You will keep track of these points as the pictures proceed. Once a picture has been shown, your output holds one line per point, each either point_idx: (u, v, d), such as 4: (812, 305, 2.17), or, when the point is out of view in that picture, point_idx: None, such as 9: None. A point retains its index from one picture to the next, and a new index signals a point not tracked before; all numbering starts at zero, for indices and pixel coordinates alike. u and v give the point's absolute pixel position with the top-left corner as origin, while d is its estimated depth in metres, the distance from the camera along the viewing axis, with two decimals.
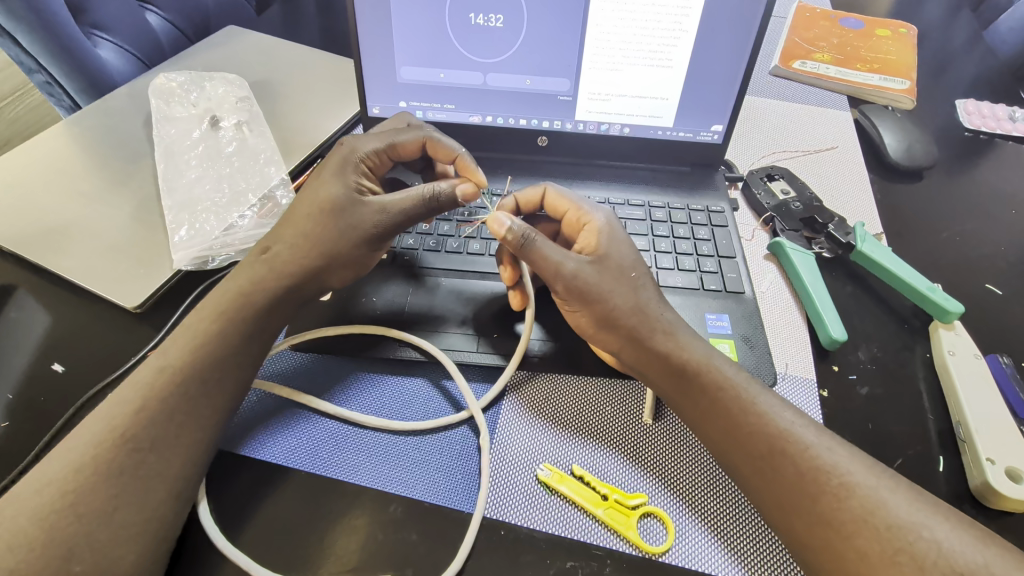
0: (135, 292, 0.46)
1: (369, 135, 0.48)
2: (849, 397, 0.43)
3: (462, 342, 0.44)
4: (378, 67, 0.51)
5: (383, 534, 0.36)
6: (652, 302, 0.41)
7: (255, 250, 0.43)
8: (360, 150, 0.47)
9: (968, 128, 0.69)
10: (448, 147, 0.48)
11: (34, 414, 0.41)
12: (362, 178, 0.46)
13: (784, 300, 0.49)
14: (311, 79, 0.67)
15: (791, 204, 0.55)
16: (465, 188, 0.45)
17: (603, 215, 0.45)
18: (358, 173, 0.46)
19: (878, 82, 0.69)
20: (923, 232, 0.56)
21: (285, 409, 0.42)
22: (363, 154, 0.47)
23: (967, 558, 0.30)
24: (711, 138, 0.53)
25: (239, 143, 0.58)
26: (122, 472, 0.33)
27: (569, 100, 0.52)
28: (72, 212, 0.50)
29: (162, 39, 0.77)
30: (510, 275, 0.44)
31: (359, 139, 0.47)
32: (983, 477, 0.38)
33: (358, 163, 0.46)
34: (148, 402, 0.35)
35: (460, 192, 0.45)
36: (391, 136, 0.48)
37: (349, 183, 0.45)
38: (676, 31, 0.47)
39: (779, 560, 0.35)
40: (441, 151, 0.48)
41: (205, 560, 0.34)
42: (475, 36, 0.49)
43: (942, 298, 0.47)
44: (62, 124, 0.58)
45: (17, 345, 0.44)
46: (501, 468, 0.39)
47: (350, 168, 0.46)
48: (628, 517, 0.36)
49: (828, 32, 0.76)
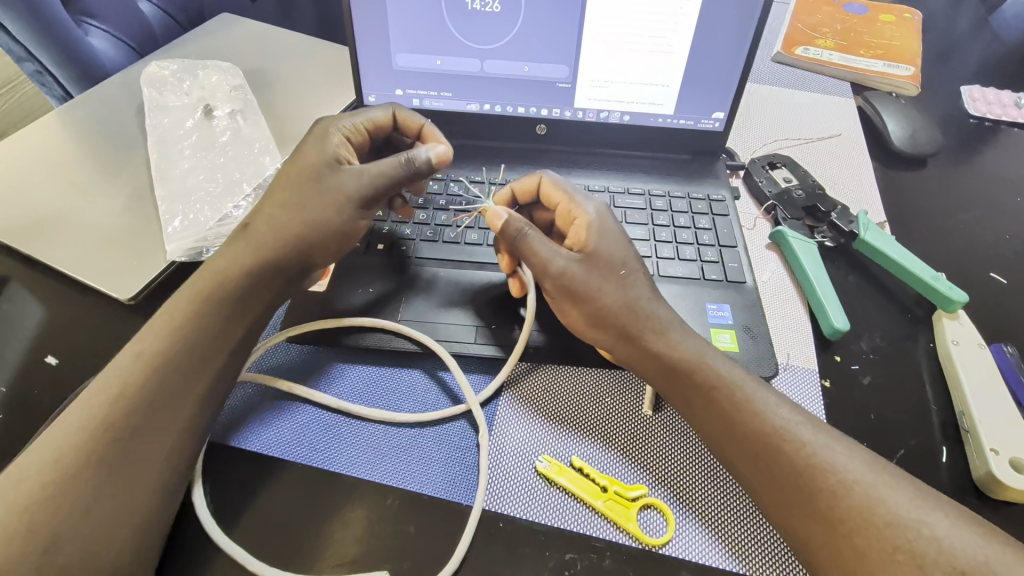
0: (128, 284, 0.45)
1: (342, 112, 0.47)
2: (851, 387, 0.43)
3: (459, 333, 0.44)
4: (373, 54, 0.50)
5: (381, 526, 0.36)
6: (645, 297, 0.41)
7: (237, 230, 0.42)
8: (338, 124, 0.46)
9: (973, 114, 0.68)
10: (415, 117, 0.49)
11: (27, 407, 0.40)
12: (342, 149, 0.45)
13: (786, 289, 0.49)
14: (307, 66, 0.66)
15: (793, 192, 0.54)
16: (439, 151, 0.45)
17: (594, 208, 0.44)
18: (339, 144, 0.45)
19: (882, 68, 0.68)
20: (927, 221, 0.55)
21: (280, 402, 0.41)
22: (342, 127, 0.46)
23: (967, 555, 0.30)
24: (711, 125, 0.53)
25: (233, 132, 0.57)
26: (102, 460, 0.32)
27: (568, 87, 0.51)
28: (64, 203, 0.49)
29: (155, 27, 0.76)
30: (508, 264, 0.44)
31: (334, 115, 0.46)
32: (987, 468, 0.38)
33: (336, 134, 0.45)
34: (139, 394, 0.34)
35: (435, 155, 0.45)
36: (364, 113, 0.47)
37: (335, 153, 0.44)
38: (676, 16, 0.46)
39: (778, 552, 0.35)
40: (411, 122, 0.49)
41: (200, 553, 0.34)
42: (473, 22, 0.48)
43: (946, 287, 0.46)
44: (55, 114, 0.57)
45: (11, 337, 0.44)
46: (500, 460, 0.38)
47: (331, 140, 0.44)
48: (628, 509, 0.36)
49: (832, 17, 0.74)
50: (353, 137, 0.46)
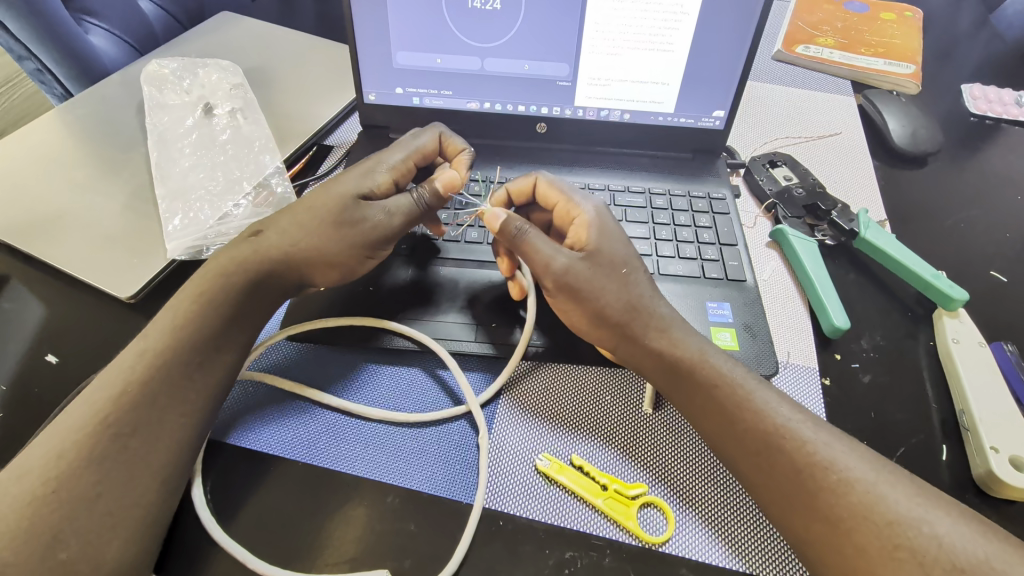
0: (127, 282, 0.45)
1: (392, 146, 0.47)
2: (852, 385, 0.43)
3: (459, 332, 0.44)
4: (374, 51, 0.50)
5: (381, 525, 0.36)
6: (646, 296, 0.41)
7: (245, 234, 0.42)
8: (387, 160, 0.45)
9: (973, 112, 0.68)
10: (456, 142, 0.49)
11: (28, 406, 0.40)
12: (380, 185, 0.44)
13: (786, 288, 0.49)
14: (308, 65, 0.66)
15: (793, 190, 0.54)
16: (443, 178, 0.44)
17: (592, 207, 0.44)
18: (383, 180, 0.44)
19: (883, 66, 0.68)
20: (927, 219, 0.55)
21: (280, 400, 0.41)
22: (389, 163, 0.45)
23: (967, 553, 0.30)
24: (711, 124, 0.53)
25: (233, 130, 0.57)
26: (104, 458, 0.32)
27: (568, 86, 0.51)
28: (65, 201, 0.49)
29: (155, 26, 0.75)
30: (507, 267, 0.44)
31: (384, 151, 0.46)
32: (987, 466, 0.38)
33: (382, 172, 0.45)
34: (141, 393, 0.34)
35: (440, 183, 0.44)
36: (415, 144, 0.47)
37: (370, 182, 0.44)
38: (677, 14, 0.46)
39: (778, 551, 0.35)
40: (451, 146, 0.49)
41: (200, 551, 0.34)
42: (473, 20, 0.48)
43: (946, 286, 0.46)
44: (55, 112, 0.57)
45: (12, 335, 0.44)
46: (500, 459, 0.38)
47: (373, 177, 0.44)
48: (628, 508, 0.36)
49: (832, 15, 0.74)
50: (401, 173, 0.46)
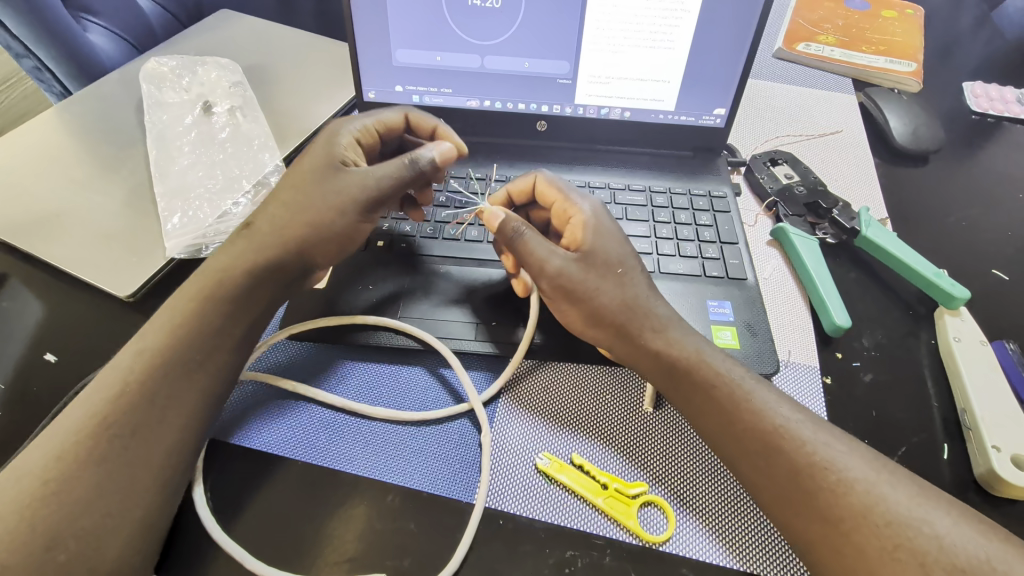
0: (127, 281, 0.45)
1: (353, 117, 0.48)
2: (853, 384, 0.43)
3: (460, 330, 0.44)
4: (373, 50, 0.50)
5: (382, 524, 0.35)
6: (642, 296, 0.40)
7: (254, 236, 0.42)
8: (347, 127, 0.46)
9: (975, 111, 0.67)
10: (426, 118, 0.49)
11: (26, 404, 0.40)
12: (351, 152, 0.45)
13: (787, 286, 0.48)
14: (306, 63, 0.65)
15: (795, 188, 0.54)
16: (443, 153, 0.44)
17: (589, 206, 0.44)
18: (347, 146, 0.45)
19: (883, 64, 0.68)
20: (929, 218, 0.55)
21: (280, 400, 0.41)
22: (351, 131, 0.46)
23: (968, 553, 0.30)
24: (712, 122, 0.52)
25: (231, 129, 0.57)
26: (105, 457, 0.32)
27: (568, 84, 0.51)
28: (63, 200, 0.49)
29: (154, 25, 0.75)
30: (512, 264, 0.44)
31: (342, 120, 0.47)
32: (989, 465, 0.38)
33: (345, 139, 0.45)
34: (138, 392, 0.34)
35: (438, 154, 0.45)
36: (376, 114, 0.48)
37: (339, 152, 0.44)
38: (678, 11, 0.46)
39: (777, 549, 0.35)
40: (423, 124, 0.48)
41: (200, 550, 0.34)
42: (473, 18, 0.48)
43: (949, 284, 0.46)
44: (53, 111, 0.57)
45: (11, 335, 0.43)
46: (501, 458, 0.38)
47: (339, 142, 0.44)
48: (628, 507, 0.36)
49: (834, 13, 0.74)
50: (364, 138, 0.46)
